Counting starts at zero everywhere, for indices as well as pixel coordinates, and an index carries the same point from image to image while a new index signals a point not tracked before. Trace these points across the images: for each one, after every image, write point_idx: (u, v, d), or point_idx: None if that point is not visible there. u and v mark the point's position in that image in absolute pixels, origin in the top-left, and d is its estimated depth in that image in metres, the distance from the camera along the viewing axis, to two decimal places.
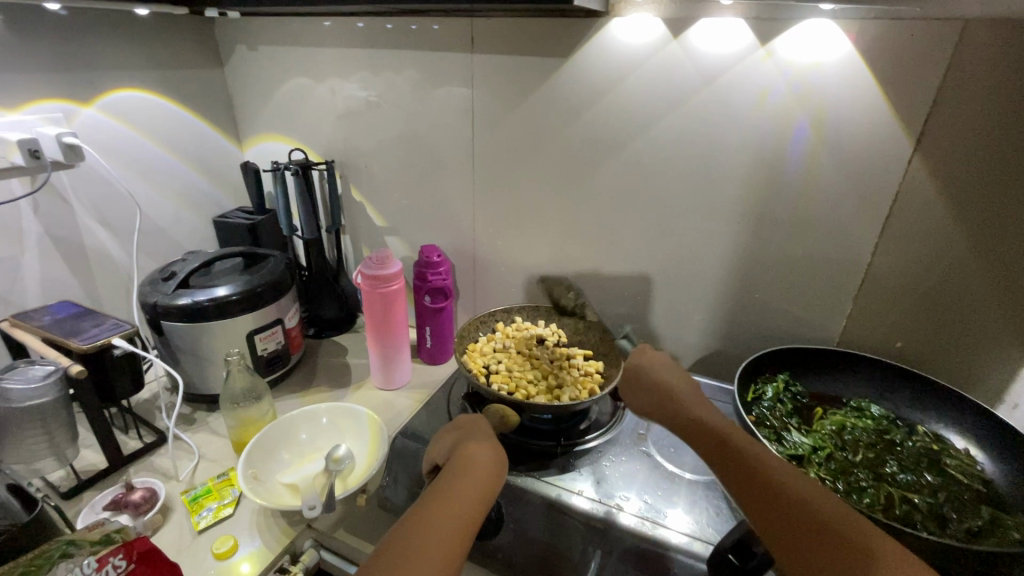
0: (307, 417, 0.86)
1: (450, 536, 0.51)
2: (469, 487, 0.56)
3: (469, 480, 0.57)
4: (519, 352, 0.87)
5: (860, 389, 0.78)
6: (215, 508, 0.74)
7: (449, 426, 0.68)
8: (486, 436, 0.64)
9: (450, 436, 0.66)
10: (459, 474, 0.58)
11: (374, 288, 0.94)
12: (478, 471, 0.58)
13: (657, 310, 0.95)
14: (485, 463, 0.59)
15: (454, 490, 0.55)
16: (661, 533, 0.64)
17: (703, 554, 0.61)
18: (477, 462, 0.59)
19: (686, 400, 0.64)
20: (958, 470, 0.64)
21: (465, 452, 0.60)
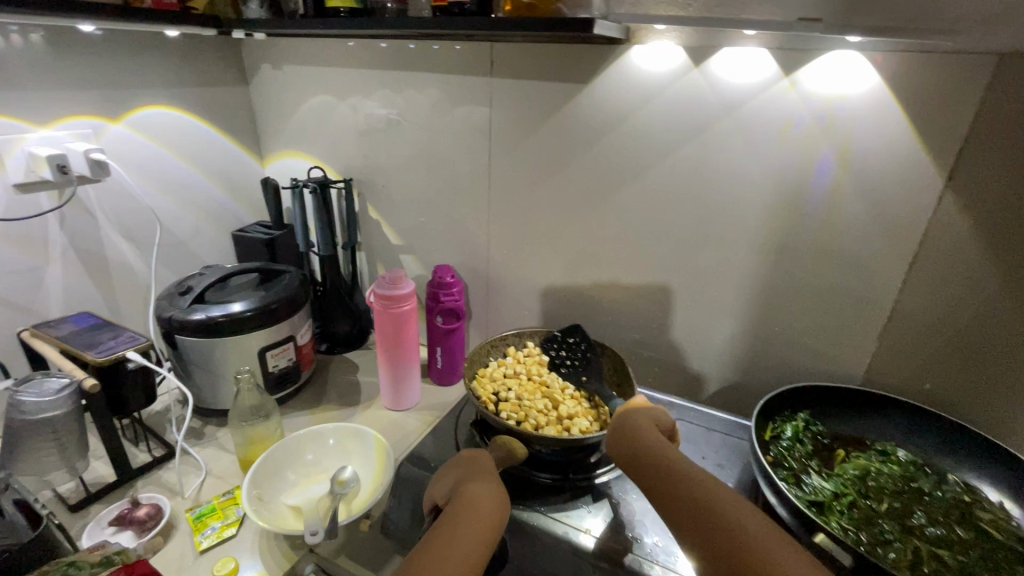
0: (314, 437, 0.85)
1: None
2: (472, 531, 0.55)
3: (473, 523, 0.55)
4: (529, 379, 0.85)
5: (886, 432, 0.74)
6: (218, 528, 0.74)
7: (450, 462, 0.67)
8: (487, 474, 0.63)
9: (450, 473, 0.65)
10: (464, 517, 0.56)
11: (385, 309, 0.94)
12: (482, 514, 0.57)
13: (673, 339, 0.93)
14: (488, 504, 0.58)
15: (458, 534, 0.54)
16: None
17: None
18: (480, 503, 0.58)
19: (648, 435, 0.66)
20: (992, 525, 0.61)
21: (467, 492, 0.59)
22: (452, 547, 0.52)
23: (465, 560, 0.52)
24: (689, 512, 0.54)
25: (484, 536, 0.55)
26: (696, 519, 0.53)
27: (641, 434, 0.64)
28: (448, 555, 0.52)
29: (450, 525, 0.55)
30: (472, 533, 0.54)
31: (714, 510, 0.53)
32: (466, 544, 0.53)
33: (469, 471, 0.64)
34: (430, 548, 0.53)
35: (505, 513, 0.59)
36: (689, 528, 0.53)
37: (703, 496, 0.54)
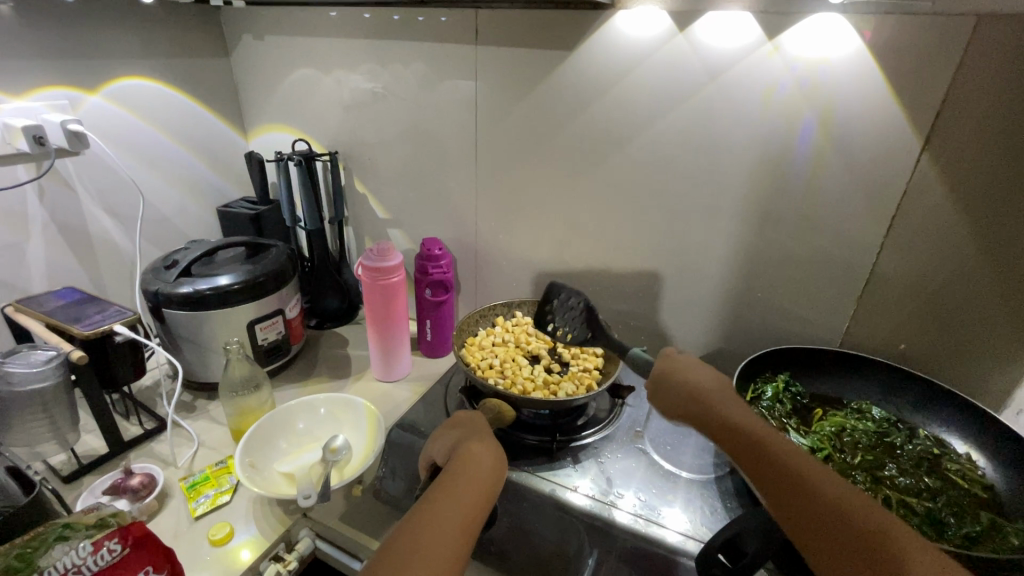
0: (305, 407, 0.86)
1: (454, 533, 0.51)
2: (470, 489, 0.56)
3: (472, 479, 0.57)
4: (517, 347, 0.86)
5: (862, 392, 0.77)
6: (212, 495, 0.75)
7: (447, 423, 0.68)
8: (485, 434, 0.64)
9: (447, 432, 0.66)
10: (462, 475, 0.57)
11: (374, 281, 0.94)
12: (481, 471, 0.58)
13: (659, 307, 0.95)
14: (487, 462, 0.60)
15: (456, 492, 0.55)
16: (657, 531, 0.63)
17: (694, 553, 0.60)
18: (479, 461, 0.59)
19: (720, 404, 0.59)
20: (958, 474, 0.63)
21: (467, 450, 0.61)
22: (450, 505, 0.54)
23: (464, 517, 0.53)
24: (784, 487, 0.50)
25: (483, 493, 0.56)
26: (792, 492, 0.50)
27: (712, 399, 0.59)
28: (450, 513, 0.53)
29: (450, 483, 0.56)
30: (472, 490, 0.56)
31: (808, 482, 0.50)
32: (464, 501, 0.55)
33: (469, 430, 0.65)
34: (429, 504, 0.54)
35: (504, 471, 0.60)
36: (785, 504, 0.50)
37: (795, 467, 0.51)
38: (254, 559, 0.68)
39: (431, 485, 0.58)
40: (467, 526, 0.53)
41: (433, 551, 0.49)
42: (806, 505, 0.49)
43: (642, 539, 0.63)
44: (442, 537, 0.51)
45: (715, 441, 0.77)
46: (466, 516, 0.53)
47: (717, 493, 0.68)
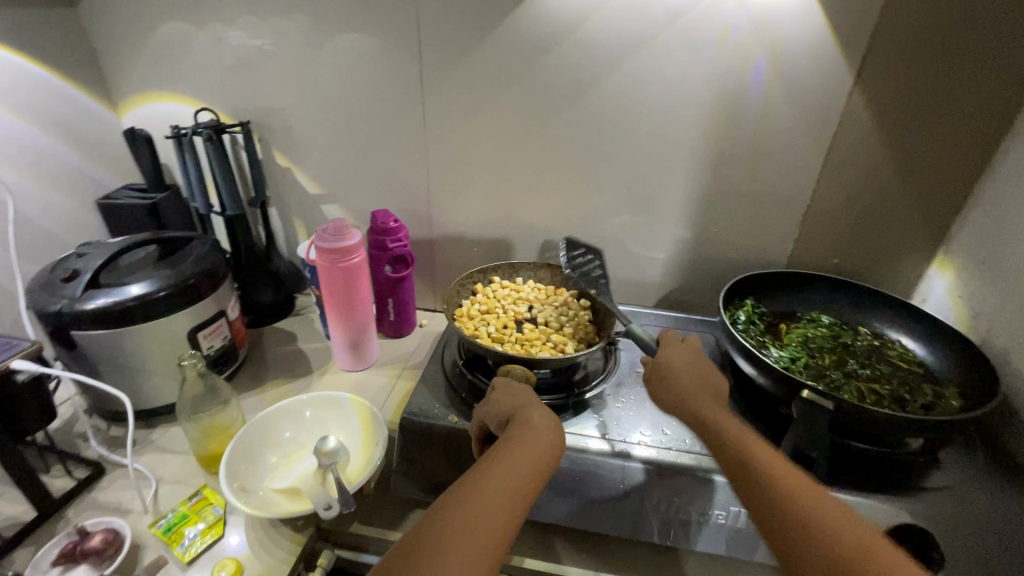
0: (287, 413, 0.77)
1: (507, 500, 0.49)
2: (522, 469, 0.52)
3: (526, 448, 0.55)
4: (504, 313, 0.84)
5: (811, 304, 0.87)
6: (200, 534, 0.65)
7: (500, 388, 0.65)
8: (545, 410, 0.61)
9: (496, 402, 0.63)
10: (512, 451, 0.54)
11: (334, 264, 0.85)
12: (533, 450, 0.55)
13: (625, 253, 0.98)
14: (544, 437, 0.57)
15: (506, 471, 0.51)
16: (623, 448, 0.68)
17: (647, 458, 0.66)
18: (538, 433, 0.57)
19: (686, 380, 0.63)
20: (899, 358, 0.76)
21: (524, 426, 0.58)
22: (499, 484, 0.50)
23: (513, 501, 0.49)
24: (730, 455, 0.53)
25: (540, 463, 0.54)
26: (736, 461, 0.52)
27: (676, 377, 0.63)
28: (498, 493, 0.49)
29: (504, 452, 0.54)
30: (522, 466, 0.52)
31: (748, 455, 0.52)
32: (513, 477, 0.51)
33: (524, 400, 0.63)
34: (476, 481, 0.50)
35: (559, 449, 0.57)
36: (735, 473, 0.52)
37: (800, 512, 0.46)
38: None
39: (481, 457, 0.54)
40: (514, 507, 0.49)
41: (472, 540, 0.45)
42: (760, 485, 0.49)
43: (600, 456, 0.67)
44: (491, 512, 0.47)
45: None
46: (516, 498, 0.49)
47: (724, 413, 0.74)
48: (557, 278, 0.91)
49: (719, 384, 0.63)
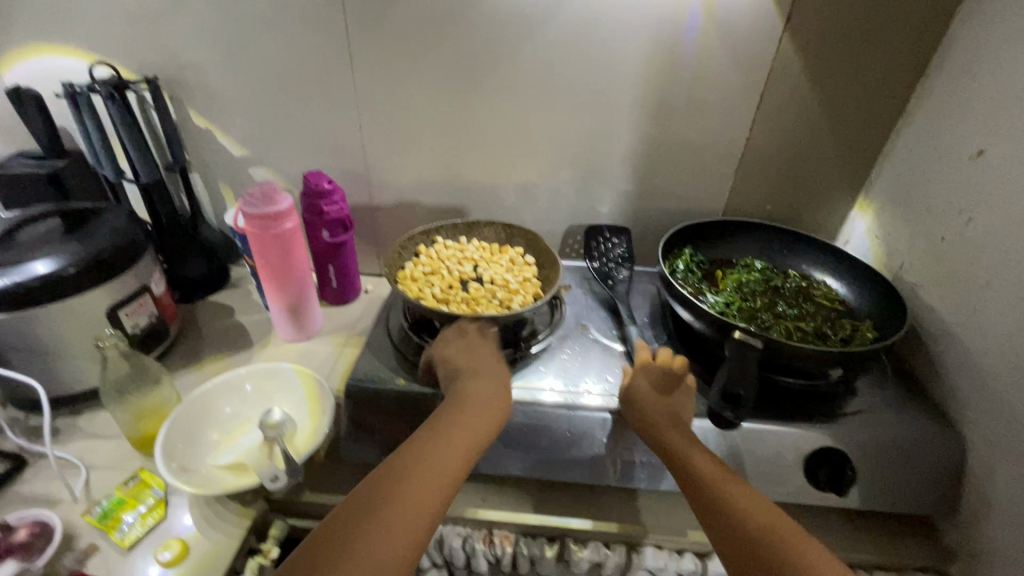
0: (225, 388, 0.74)
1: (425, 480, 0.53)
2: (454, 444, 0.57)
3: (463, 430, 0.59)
4: (449, 273, 0.83)
5: (746, 250, 0.91)
6: (139, 517, 0.63)
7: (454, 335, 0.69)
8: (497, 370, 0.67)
9: (447, 355, 0.68)
10: (446, 426, 0.59)
11: (265, 231, 0.80)
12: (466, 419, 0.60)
13: (571, 208, 0.98)
14: (484, 406, 0.62)
15: (439, 444, 0.57)
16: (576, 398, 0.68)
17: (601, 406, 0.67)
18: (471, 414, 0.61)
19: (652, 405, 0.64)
20: (823, 298, 0.81)
21: (460, 393, 0.63)
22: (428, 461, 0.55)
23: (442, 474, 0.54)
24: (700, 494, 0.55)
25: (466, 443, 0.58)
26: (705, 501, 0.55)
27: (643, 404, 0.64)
28: (428, 468, 0.54)
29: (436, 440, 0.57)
30: (448, 447, 0.57)
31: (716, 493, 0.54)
32: (440, 462, 0.55)
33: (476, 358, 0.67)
34: (409, 459, 0.55)
35: (502, 414, 0.63)
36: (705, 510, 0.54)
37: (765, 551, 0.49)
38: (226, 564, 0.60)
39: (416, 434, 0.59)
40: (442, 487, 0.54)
41: (402, 517, 0.50)
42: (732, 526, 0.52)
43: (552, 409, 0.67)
44: (414, 499, 0.51)
45: (648, 317, 0.85)
46: (449, 471, 0.55)
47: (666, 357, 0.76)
48: (501, 236, 0.91)
49: (680, 411, 0.64)
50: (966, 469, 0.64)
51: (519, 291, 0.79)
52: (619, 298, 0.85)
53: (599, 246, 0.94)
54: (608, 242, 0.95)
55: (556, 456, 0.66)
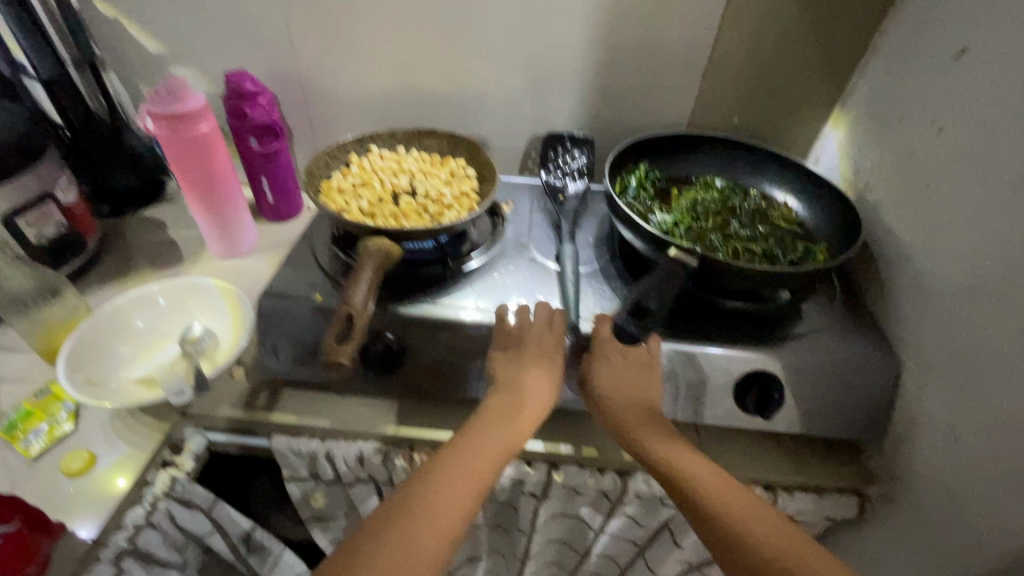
0: (138, 303, 0.70)
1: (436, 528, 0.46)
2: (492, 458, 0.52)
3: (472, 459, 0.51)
4: (380, 185, 0.76)
5: (706, 168, 0.84)
6: (47, 429, 0.61)
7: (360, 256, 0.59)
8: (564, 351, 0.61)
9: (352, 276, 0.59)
10: (487, 429, 0.54)
11: (176, 132, 0.73)
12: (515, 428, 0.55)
13: (524, 121, 0.90)
14: (499, 427, 0.55)
15: (460, 459, 0.51)
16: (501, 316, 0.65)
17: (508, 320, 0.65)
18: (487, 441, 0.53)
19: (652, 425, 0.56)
20: (781, 219, 0.76)
21: (515, 390, 0.57)
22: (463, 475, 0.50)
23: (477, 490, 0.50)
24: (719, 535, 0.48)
25: (480, 473, 0.51)
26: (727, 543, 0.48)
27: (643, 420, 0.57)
28: (464, 483, 0.50)
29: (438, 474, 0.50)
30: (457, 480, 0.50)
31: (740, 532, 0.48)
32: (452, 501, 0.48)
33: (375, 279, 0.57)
34: (442, 469, 0.50)
35: (523, 432, 0.56)
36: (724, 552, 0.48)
37: None
38: (135, 477, 0.58)
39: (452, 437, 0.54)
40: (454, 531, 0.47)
41: (419, 552, 0.45)
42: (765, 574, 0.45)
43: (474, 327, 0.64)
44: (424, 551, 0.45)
45: (594, 237, 0.79)
46: (459, 513, 0.48)
47: (605, 278, 0.72)
48: (444, 146, 0.84)
49: (648, 389, 0.59)
50: (899, 393, 0.62)
51: (453, 206, 0.73)
52: (564, 214, 0.79)
53: (554, 156, 0.86)
54: (566, 151, 0.87)
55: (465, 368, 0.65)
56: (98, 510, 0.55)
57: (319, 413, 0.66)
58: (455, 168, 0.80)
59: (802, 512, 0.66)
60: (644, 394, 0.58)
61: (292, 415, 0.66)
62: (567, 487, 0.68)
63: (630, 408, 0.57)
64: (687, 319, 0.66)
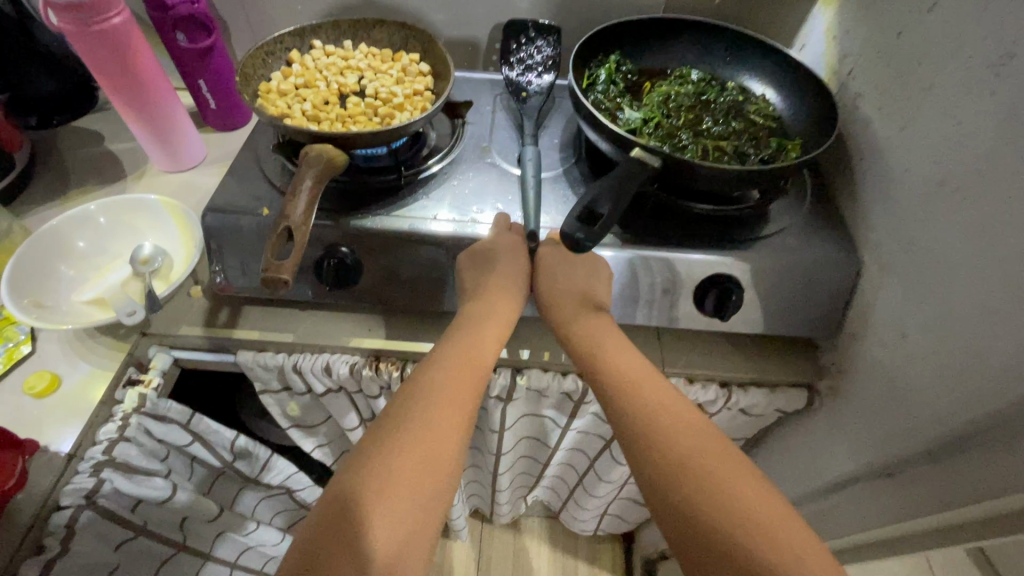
0: (79, 220, 0.67)
1: (432, 422, 0.48)
2: (465, 372, 0.53)
3: (451, 360, 0.53)
4: (324, 86, 0.70)
5: (682, 58, 0.78)
6: (6, 352, 0.61)
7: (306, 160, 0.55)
8: (509, 262, 0.60)
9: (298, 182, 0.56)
10: (470, 334, 0.56)
11: (84, 26, 0.64)
12: (472, 355, 0.54)
13: (484, 6, 0.82)
14: (484, 333, 0.57)
15: (437, 361, 0.53)
16: (472, 229, 0.62)
17: (471, 230, 0.62)
18: (472, 343, 0.55)
19: (583, 322, 0.59)
20: (756, 113, 0.71)
21: (484, 299, 0.59)
22: (431, 393, 0.50)
23: (462, 401, 0.51)
24: (623, 421, 0.51)
25: (467, 373, 0.53)
26: (628, 422, 0.51)
27: (572, 321, 0.59)
28: (449, 391, 0.51)
29: (421, 376, 0.52)
30: (437, 380, 0.51)
31: (647, 410, 0.50)
32: (437, 396, 0.50)
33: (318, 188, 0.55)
34: (419, 375, 0.52)
35: (501, 336, 0.58)
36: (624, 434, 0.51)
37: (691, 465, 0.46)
38: (103, 392, 0.60)
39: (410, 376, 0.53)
40: (454, 427, 0.49)
41: (413, 442, 0.47)
42: (657, 444, 0.48)
43: (441, 241, 0.61)
44: (418, 436, 0.47)
45: (560, 139, 0.75)
46: (448, 406, 0.50)
47: (569, 183, 0.68)
48: (394, 39, 0.76)
49: (593, 288, 0.60)
50: (857, 292, 0.63)
51: (404, 107, 0.67)
52: (528, 113, 0.74)
53: (516, 48, 0.79)
54: (530, 42, 0.79)
55: (428, 279, 0.64)
56: (72, 427, 0.57)
57: (282, 328, 0.66)
58: (406, 63, 0.73)
59: (755, 406, 0.69)
60: (576, 289, 0.61)
61: (254, 332, 0.66)
62: (532, 390, 0.71)
63: (557, 313, 0.61)
64: (654, 224, 0.64)
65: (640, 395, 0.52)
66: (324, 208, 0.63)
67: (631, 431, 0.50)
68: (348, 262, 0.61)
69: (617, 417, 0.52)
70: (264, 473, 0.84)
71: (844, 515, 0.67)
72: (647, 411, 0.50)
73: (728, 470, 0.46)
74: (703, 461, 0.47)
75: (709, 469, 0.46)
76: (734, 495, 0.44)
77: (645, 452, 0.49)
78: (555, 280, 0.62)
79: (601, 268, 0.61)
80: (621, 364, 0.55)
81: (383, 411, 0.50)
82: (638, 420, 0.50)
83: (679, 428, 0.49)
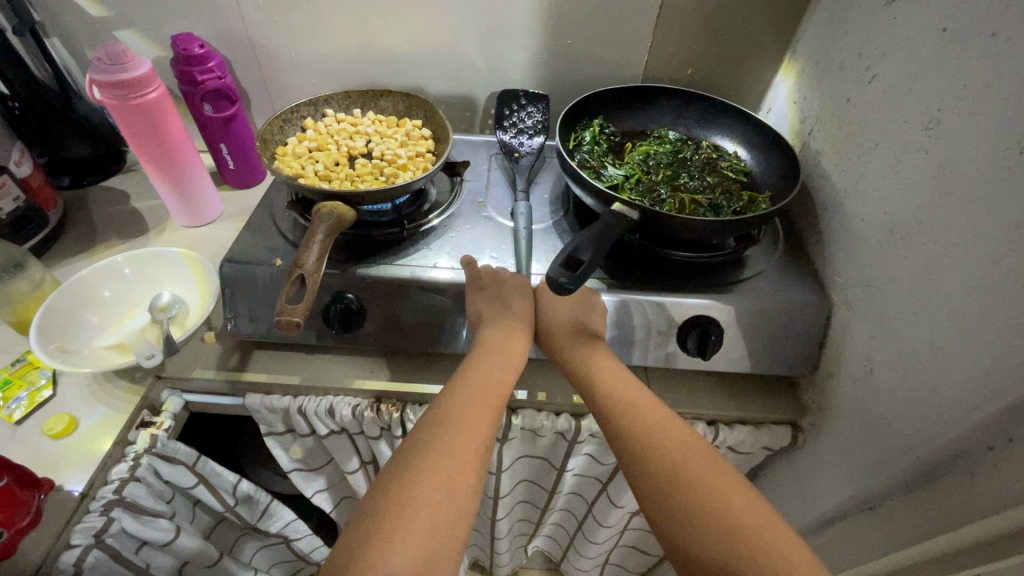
0: (105, 271, 0.73)
1: (450, 455, 0.50)
2: (479, 405, 0.54)
3: (464, 394, 0.55)
4: (335, 150, 0.77)
5: (660, 121, 0.86)
6: (28, 396, 0.64)
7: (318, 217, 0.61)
8: (519, 300, 0.64)
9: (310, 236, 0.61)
10: (481, 367, 0.58)
11: (123, 100, 0.72)
12: (485, 388, 0.56)
13: (481, 79, 0.91)
14: (493, 367, 0.58)
15: (450, 396, 0.55)
16: None
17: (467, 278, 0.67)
18: (484, 377, 0.57)
19: (590, 355, 0.61)
20: (728, 169, 0.78)
21: (497, 335, 0.61)
22: (447, 426, 0.52)
23: (478, 433, 0.52)
24: (634, 450, 0.53)
25: (482, 406, 0.54)
26: (638, 452, 0.52)
27: (579, 353, 0.61)
28: (465, 424, 0.52)
29: (436, 411, 0.54)
30: (452, 413, 0.53)
31: (657, 441, 0.52)
32: (455, 429, 0.52)
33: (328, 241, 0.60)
34: (434, 409, 0.54)
35: (513, 367, 0.60)
36: (634, 463, 0.52)
37: (703, 490, 0.49)
38: (117, 433, 0.63)
39: (432, 402, 0.56)
40: (471, 459, 0.50)
41: (433, 476, 0.48)
42: (668, 470, 0.50)
43: (440, 287, 0.66)
44: (436, 470, 0.48)
45: (550, 194, 0.81)
46: (466, 439, 0.51)
47: (559, 234, 0.74)
48: (399, 106, 0.84)
49: (588, 320, 0.64)
50: (829, 332, 0.67)
51: (407, 167, 0.74)
52: (519, 171, 0.81)
53: (510, 114, 0.87)
54: (521, 108, 0.88)
55: (428, 323, 0.68)
56: (84, 468, 0.60)
57: (289, 371, 0.70)
58: (410, 128, 0.81)
59: (742, 443, 0.72)
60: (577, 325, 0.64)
61: (263, 374, 0.69)
62: (526, 430, 0.73)
63: (561, 345, 0.63)
64: (638, 270, 0.69)
65: (649, 426, 0.54)
66: (333, 258, 0.68)
67: (643, 460, 0.52)
68: (351, 306, 0.66)
69: (627, 446, 0.53)
70: (263, 519, 0.84)
71: (838, 554, 0.68)
72: (656, 441, 0.52)
73: (738, 497, 0.48)
74: (713, 489, 0.49)
75: (721, 495, 0.48)
76: (745, 519, 0.46)
77: (656, 480, 0.50)
78: (556, 314, 0.64)
79: (593, 307, 0.65)
80: (628, 396, 0.57)
81: (401, 445, 0.51)
82: (649, 449, 0.52)
83: (686, 457, 0.51)
